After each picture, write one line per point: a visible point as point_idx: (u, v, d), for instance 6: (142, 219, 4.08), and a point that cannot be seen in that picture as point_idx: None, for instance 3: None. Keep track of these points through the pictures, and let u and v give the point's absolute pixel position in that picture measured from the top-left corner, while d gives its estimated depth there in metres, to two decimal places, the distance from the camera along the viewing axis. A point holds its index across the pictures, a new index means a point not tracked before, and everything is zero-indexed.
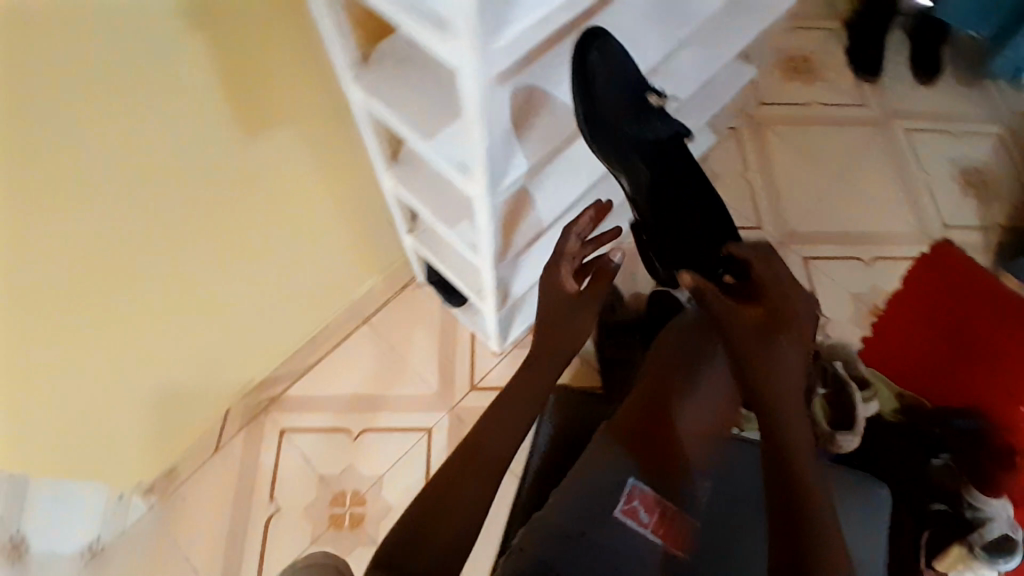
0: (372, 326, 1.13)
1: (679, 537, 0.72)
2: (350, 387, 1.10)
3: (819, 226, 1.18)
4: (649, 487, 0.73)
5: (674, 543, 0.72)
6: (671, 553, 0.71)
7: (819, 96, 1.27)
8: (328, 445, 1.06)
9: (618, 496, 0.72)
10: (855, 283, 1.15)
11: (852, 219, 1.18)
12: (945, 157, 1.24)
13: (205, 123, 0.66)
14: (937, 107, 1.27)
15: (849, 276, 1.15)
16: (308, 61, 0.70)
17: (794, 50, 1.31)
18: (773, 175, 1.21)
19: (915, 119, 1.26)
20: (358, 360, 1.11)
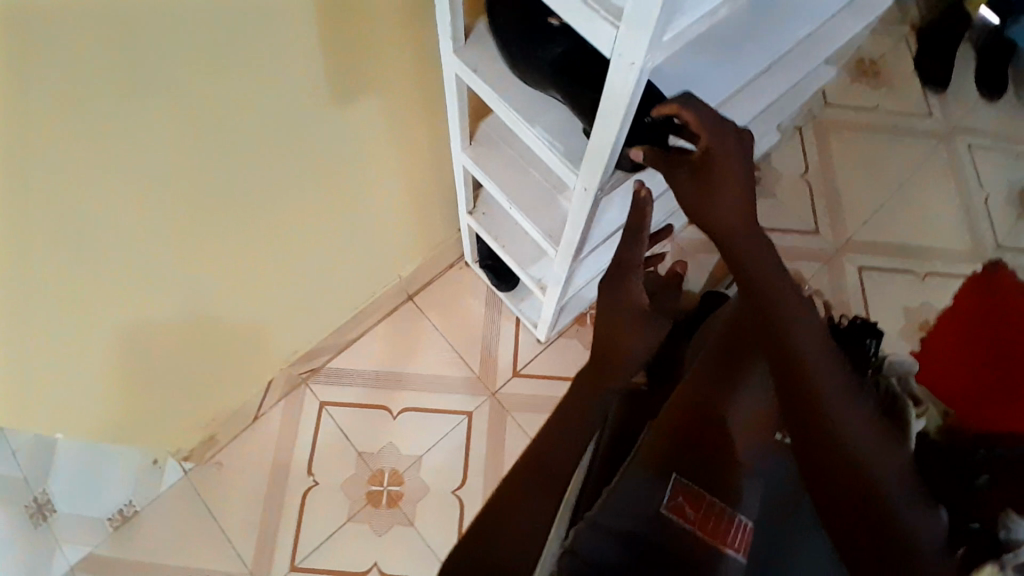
0: (416, 304, 1.11)
1: (740, 542, 0.59)
2: (392, 364, 1.08)
3: (874, 235, 1.16)
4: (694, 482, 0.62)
5: (733, 549, 0.58)
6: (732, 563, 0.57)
7: (884, 103, 1.24)
8: (368, 422, 1.04)
9: (662, 487, 0.61)
10: (906, 297, 1.13)
11: (908, 232, 1.16)
12: (1005, 176, 1.22)
13: (303, 94, 0.65)
14: (1002, 124, 1.25)
15: (899, 290, 1.13)
16: (407, 33, 0.68)
17: (862, 53, 1.27)
18: (831, 180, 1.18)
19: (977, 135, 1.24)
20: (401, 337, 1.10)
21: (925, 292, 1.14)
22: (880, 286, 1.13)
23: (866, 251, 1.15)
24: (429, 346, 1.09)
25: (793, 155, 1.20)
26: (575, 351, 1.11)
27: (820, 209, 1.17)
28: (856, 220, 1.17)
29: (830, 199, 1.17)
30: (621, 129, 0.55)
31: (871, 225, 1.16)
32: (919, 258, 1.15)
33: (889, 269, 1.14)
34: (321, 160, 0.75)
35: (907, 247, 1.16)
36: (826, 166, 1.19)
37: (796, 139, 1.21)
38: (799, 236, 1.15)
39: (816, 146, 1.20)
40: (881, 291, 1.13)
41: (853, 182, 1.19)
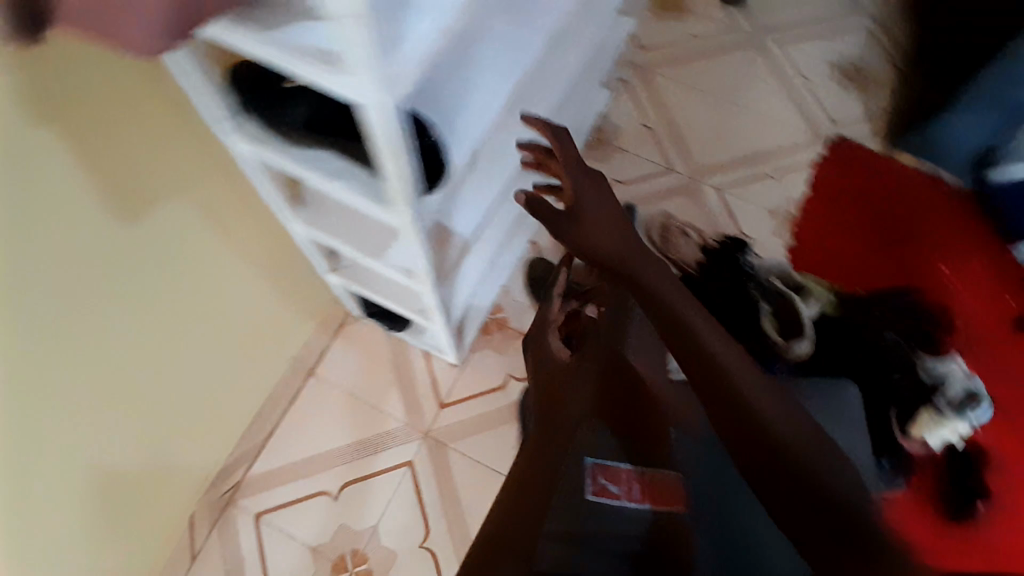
0: (319, 377, 1.07)
1: (666, 497, 0.66)
2: (316, 447, 1.04)
3: (722, 152, 1.21)
4: (612, 459, 0.69)
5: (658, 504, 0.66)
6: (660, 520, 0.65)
7: (692, 28, 1.29)
8: (313, 513, 1.00)
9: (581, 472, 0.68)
10: (769, 198, 1.18)
11: (754, 138, 1.22)
12: (818, 57, 1.29)
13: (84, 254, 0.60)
14: (800, 11, 1.33)
15: (761, 194, 1.18)
16: (166, 150, 0.64)
17: None
18: (670, 116, 1.23)
19: (782, 28, 1.31)
20: (316, 415, 1.05)
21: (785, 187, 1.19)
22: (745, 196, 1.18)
23: (721, 170, 1.20)
24: (347, 413, 1.06)
25: (626, 106, 1.23)
26: (492, 362, 1.10)
27: (667, 147, 1.21)
28: (702, 144, 1.21)
29: (672, 134, 1.21)
30: (404, 162, 0.54)
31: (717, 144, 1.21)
32: (769, 157, 1.21)
33: (747, 178, 1.19)
34: (144, 300, 0.71)
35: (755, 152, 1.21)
36: (659, 105, 1.23)
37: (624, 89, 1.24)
38: (657, 176, 1.19)
39: (645, 90, 1.24)
40: (746, 201, 1.18)
41: (689, 110, 1.23)
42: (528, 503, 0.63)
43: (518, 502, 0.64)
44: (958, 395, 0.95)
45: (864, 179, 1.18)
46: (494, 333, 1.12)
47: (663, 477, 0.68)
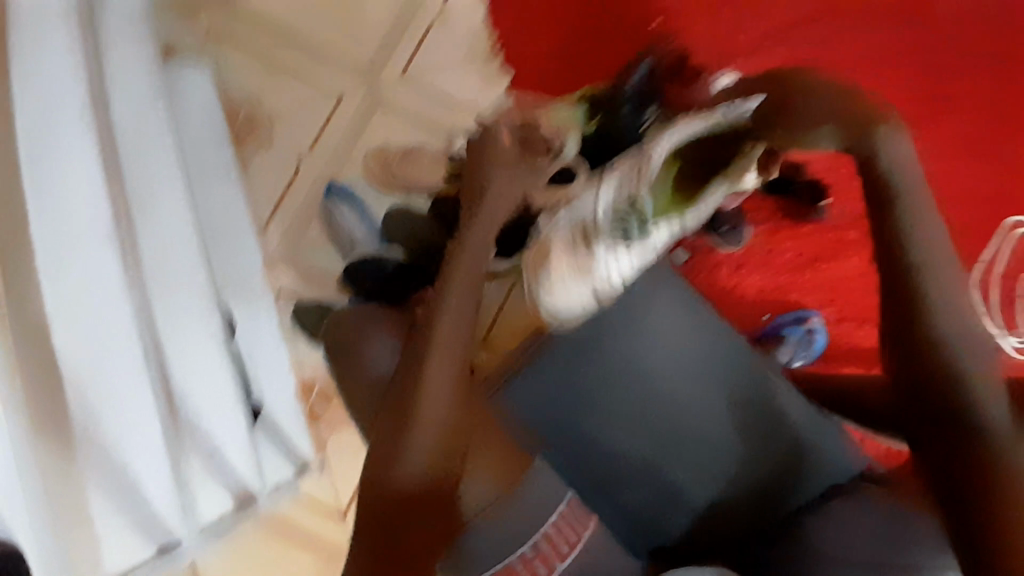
0: None
1: (572, 528, 0.61)
2: None
3: (378, 38, 1.05)
4: (506, 559, 0.57)
5: (575, 540, 0.61)
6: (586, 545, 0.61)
7: None
8: None
9: None
10: (451, 53, 1.06)
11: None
12: None
13: None
14: None
15: (440, 51, 1.06)
16: None
17: None
18: (308, 46, 1.04)
19: None
20: None
21: (461, 29, 1.06)
22: (433, 68, 1.05)
23: (390, 55, 1.05)
24: None
25: (248, 67, 1.03)
26: (346, 433, 0.98)
27: (323, 76, 1.03)
28: (352, 44, 1.04)
29: (318, 61, 1.04)
30: None
31: (367, 35, 1.05)
32: (426, 7, 1.05)
33: (417, 44, 1.05)
34: None
35: (408, 7, 1.05)
36: (282, 35, 1.03)
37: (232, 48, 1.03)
38: (335, 118, 1.03)
39: (256, 34, 1.03)
40: (440, 77, 1.05)
41: (311, 21, 1.04)
42: (407, 438, 0.54)
43: (404, 406, 0.56)
44: None
45: None
46: (323, 413, 0.98)
47: (564, 507, 0.62)
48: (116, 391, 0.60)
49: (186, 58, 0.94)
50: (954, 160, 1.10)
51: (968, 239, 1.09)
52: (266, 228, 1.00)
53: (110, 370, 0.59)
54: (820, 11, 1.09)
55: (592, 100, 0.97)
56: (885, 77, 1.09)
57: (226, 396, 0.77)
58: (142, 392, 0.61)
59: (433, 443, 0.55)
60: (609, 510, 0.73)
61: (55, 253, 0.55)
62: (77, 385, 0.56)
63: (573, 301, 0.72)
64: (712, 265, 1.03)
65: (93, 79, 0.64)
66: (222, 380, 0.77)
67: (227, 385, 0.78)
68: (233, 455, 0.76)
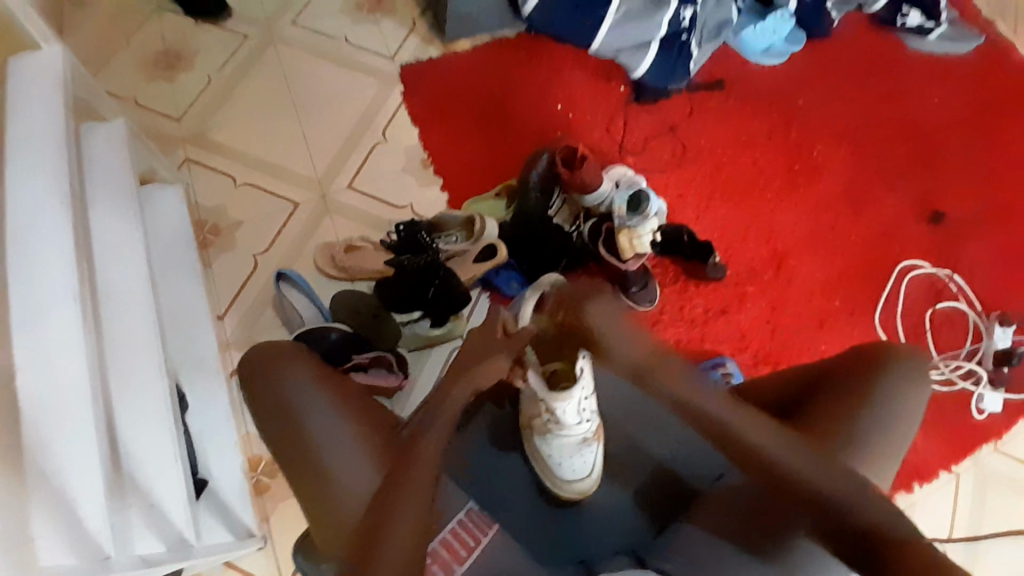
0: None
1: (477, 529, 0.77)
2: None
3: (329, 156, 1.26)
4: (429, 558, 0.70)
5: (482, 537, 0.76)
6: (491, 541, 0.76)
7: (219, 89, 1.31)
8: None
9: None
10: (392, 163, 1.26)
11: (340, 126, 1.29)
12: (336, 29, 1.38)
13: None
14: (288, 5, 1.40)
15: (381, 162, 1.26)
16: None
17: (161, 75, 1.32)
18: (269, 166, 1.24)
19: (287, 13, 1.39)
20: None
21: (399, 145, 1.27)
22: (375, 175, 1.24)
23: (340, 168, 1.25)
24: None
25: (217, 187, 1.22)
26: (292, 505, 1.00)
27: (281, 189, 1.22)
28: (307, 162, 1.25)
29: (277, 177, 1.23)
30: None
31: (319, 155, 1.26)
32: (370, 131, 1.28)
33: (362, 158, 1.26)
34: None
35: (354, 132, 1.28)
36: (248, 160, 1.25)
37: (206, 173, 1.23)
38: (290, 221, 1.20)
39: (226, 162, 1.24)
40: (381, 183, 1.24)
41: (273, 149, 1.26)
42: (398, 510, 0.65)
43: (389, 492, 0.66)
44: (626, 203, 1.07)
45: (461, 94, 1.32)
46: (271, 486, 1.01)
47: (464, 517, 0.77)
48: (61, 419, 0.66)
49: (161, 185, 1.14)
50: (834, 218, 1.28)
51: (866, 283, 1.23)
52: (225, 317, 1.11)
53: (57, 409, 0.66)
54: (692, 115, 1.34)
55: (510, 193, 1.16)
56: (752, 159, 1.32)
57: (166, 447, 0.80)
58: (86, 430, 0.66)
59: (414, 516, 0.65)
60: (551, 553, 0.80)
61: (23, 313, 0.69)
62: (31, 413, 0.65)
63: (585, 463, 0.77)
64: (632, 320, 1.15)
65: (69, 183, 0.81)
66: (164, 429, 0.81)
67: (166, 435, 0.81)
68: (170, 502, 0.78)
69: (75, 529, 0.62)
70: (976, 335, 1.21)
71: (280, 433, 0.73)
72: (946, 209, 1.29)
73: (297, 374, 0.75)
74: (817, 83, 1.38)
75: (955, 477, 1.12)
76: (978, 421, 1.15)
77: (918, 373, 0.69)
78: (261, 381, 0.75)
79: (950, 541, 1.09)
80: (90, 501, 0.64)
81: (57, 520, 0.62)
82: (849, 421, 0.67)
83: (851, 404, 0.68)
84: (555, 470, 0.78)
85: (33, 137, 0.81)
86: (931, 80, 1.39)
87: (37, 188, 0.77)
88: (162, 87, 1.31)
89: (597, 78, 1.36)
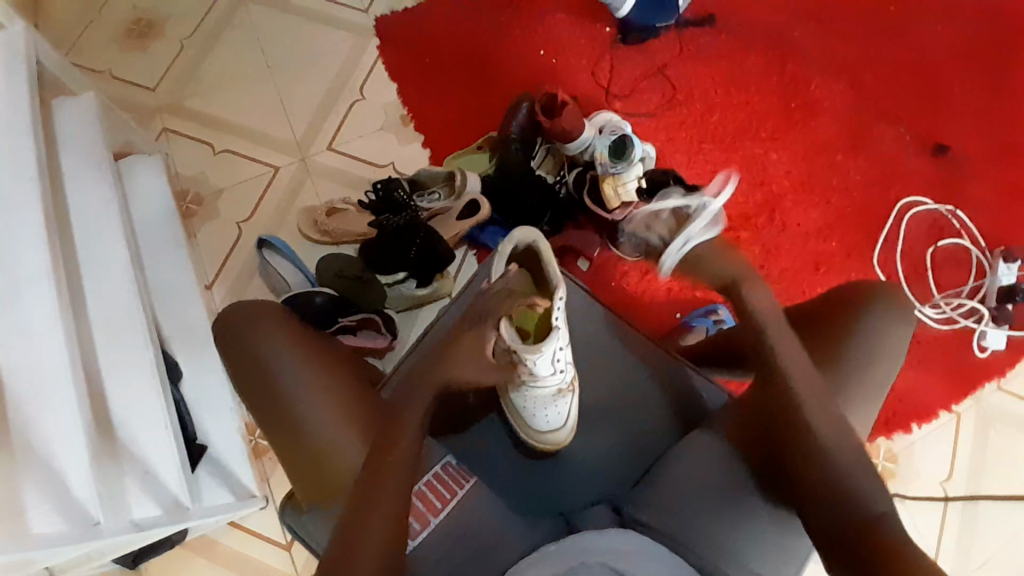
0: None
1: (452, 483, 0.76)
2: None
3: (307, 117, 1.23)
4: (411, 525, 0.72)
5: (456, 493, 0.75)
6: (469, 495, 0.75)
7: (191, 53, 1.28)
8: None
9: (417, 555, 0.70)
10: (372, 121, 1.23)
11: (316, 84, 1.25)
12: None
13: None
14: None
15: (361, 120, 1.23)
16: None
17: (131, 41, 1.29)
18: (248, 131, 1.22)
19: None
20: None
21: (377, 101, 1.24)
22: (355, 135, 1.22)
23: (319, 130, 1.22)
24: None
25: (197, 156, 1.21)
26: None
27: (260, 154, 1.20)
28: (285, 125, 1.22)
29: (255, 142, 1.21)
30: None
31: (297, 117, 1.23)
32: (348, 89, 1.25)
33: (341, 118, 1.23)
34: None
35: (331, 92, 1.24)
36: (225, 126, 1.23)
37: (185, 142, 1.22)
38: (272, 187, 1.19)
39: (204, 130, 1.22)
40: (360, 143, 1.21)
41: (249, 113, 1.23)
42: (375, 496, 0.64)
43: (370, 476, 0.66)
44: (609, 149, 1.04)
45: (439, 43, 1.27)
46: (269, 448, 1.04)
47: (440, 471, 0.77)
48: (43, 393, 0.67)
49: (140, 157, 1.14)
50: (831, 155, 1.23)
51: (864, 222, 1.19)
52: (214, 287, 1.13)
53: (42, 385, 0.68)
54: (682, 52, 1.28)
55: (492, 145, 1.13)
56: (745, 98, 1.26)
57: (157, 414, 0.82)
58: (68, 402, 0.68)
59: (395, 503, 0.64)
60: (545, 498, 0.81)
61: (6, 292, 0.70)
62: (17, 390, 0.67)
63: (560, 414, 0.79)
64: (619, 271, 1.13)
65: (42, 159, 0.80)
66: (156, 398, 0.83)
67: (157, 400, 0.82)
68: (163, 466, 0.80)
69: (64, 496, 0.64)
70: (979, 271, 1.17)
71: (259, 401, 0.74)
72: (951, 140, 1.23)
73: (276, 349, 0.75)
74: (815, 12, 1.30)
75: (954, 417, 1.11)
76: (980, 359, 1.13)
77: (898, 316, 0.71)
78: (237, 354, 0.75)
79: (947, 498, 1.08)
80: (77, 467, 0.66)
81: (47, 483, 0.64)
82: (829, 368, 0.69)
83: (831, 344, 0.71)
84: (531, 422, 0.80)
85: (4, 115, 0.80)
86: (937, 2, 1.31)
87: (10, 166, 0.77)
88: (134, 54, 1.28)
89: (580, 18, 1.29)
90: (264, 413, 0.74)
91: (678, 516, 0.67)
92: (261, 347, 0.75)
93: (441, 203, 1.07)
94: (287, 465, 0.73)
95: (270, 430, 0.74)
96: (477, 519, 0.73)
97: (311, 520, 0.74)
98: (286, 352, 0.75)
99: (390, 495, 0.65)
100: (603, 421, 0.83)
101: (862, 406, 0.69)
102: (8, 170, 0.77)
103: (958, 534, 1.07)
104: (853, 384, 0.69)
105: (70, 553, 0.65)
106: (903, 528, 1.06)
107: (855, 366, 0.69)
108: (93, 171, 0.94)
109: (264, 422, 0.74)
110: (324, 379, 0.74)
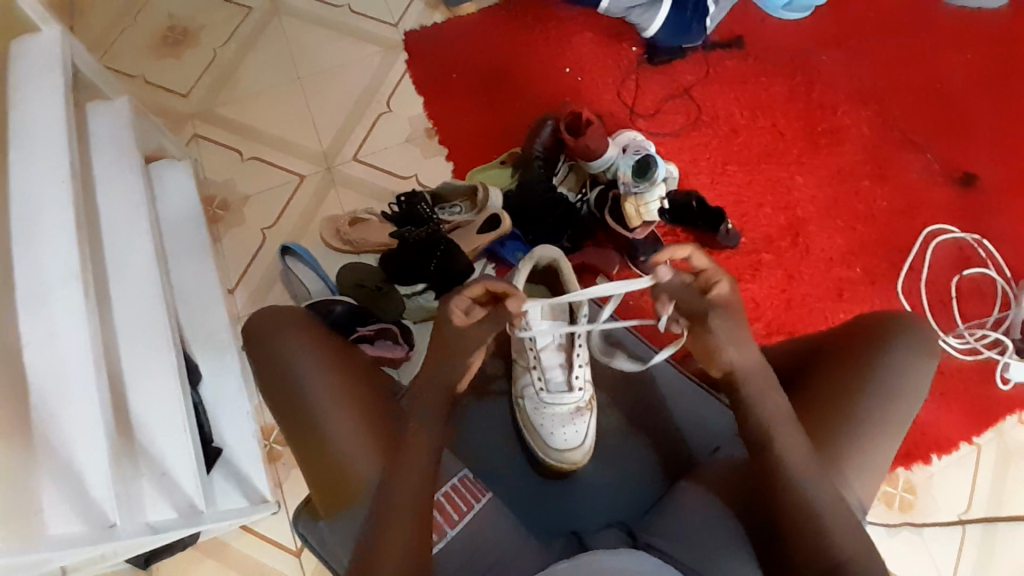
0: None
1: (469, 497, 0.75)
2: None
3: (334, 128, 1.25)
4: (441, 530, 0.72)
5: (471, 508, 0.74)
6: (482, 511, 0.74)
7: (224, 62, 1.31)
8: None
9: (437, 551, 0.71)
10: (397, 133, 1.24)
11: (342, 95, 1.27)
12: None
13: None
14: None
15: (386, 132, 1.24)
16: None
17: (167, 49, 1.33)
18: (275, 139, 1.24)
19: None
20: None
21: (403, 114, 1.26)
22: (380, 146, 1.23)
23: (345, 140, 1.24)
24: None
25: (225, 162, 1.23)
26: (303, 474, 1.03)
27: (286, 163, 1.22)
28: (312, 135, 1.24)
29: (283, 151, 1.23)
30: None
31: (324, 127, 1.25)
32: (374, 101, 1.27)
33: (366, 129, 1.25)
34: None
35: (358, 103, 1.26)
36: (253, 134, 1.25)
37: (214, 149, 1.24)
38: (296, 195, 1.20)
39: (233, 137, 1.25)
40: (385, 154, 1.23)
41: (277, 121, 1.26)
42: (393, 516, 0.66)
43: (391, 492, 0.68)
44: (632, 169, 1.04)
45: (467, 58, 1.28)
46: (283, 454, 1.05)
47: (459, 482, 0.76)
48: (66, 393, 0.69)
49: (170, 162, 1.16)
50: (856, 181, 1.21)
51: (888, 251, 1.17)
52: (236, 291, 1.14)
53: (65, 384, 0.69)
54: (707, 74, 1.28)
55: (515, 160, 1.14)
56: (769, 120, 1.25)
57: (175, 416, 0.83)
58: (90, 402, 0.69)
59: (413, 521, 0.66)
60: (557, 516, 0.80)
61: (35, 293, 0.72)
62: (40, 389, 0.68)
63: (577, 433, 0.81)
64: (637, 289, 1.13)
65: (75, 164, 0.82)
66: (175, 399, 0.83)
67: (175, 401, 0.83)
68: (179, 470, 0.80)
69: (83, 496, 0.65)
70: (1007, 303, 1.14)
71: (281, 402, 0.74)
72: (979, 170, 1.21)
73: (297, 352, 0.75)
74: (844, 37, 1.30)
75: (977, 452, 1.08)
76: (1006, 393, 1.10)
77: (923, 350, 0.69)
78: (259, 351, 0.76)
79: (968, 533, 1.05)
80: (98, 467, 0.67)
81: (67, 484, 0.65)
82: (853, 396, 0.68)
83: (847, 376, 0.69)
84: (545, 438, 0.81)
85: (40, 120, 0.82)
86: (968, 30, 1.29)
87: (41, 172, 0.79)
88: (170, 61, 1.32)
89: (606, 38, 1.30)
90: (286, 414, 0.74)
91: (696, 546, 0.67)
92: (288, 351, 0.75)
93: (463, 217, 1.07)
94: (308, 467, 0.74)
95: (291, 431, 0.74)
96: (485, 536, 0.72)
97: (328, 525, 0.74)
98: (301, 355, 0.75)
99: (406, 513, 0.66)
100: (617, 445, 0.83)
101: (882, 437, 0.67)
102: (40, 174, 0.79)
103: (976, 567, 1.03)
104: (867, 420, 0.67)
105: (85, 553, 0.66)
106: (921, 563, 1.04)
107: (872, 401, 0.67)
108: (124, 174, 0.96)
109: (287, 423, 0.74)
110: (342, 382, 0.75)
